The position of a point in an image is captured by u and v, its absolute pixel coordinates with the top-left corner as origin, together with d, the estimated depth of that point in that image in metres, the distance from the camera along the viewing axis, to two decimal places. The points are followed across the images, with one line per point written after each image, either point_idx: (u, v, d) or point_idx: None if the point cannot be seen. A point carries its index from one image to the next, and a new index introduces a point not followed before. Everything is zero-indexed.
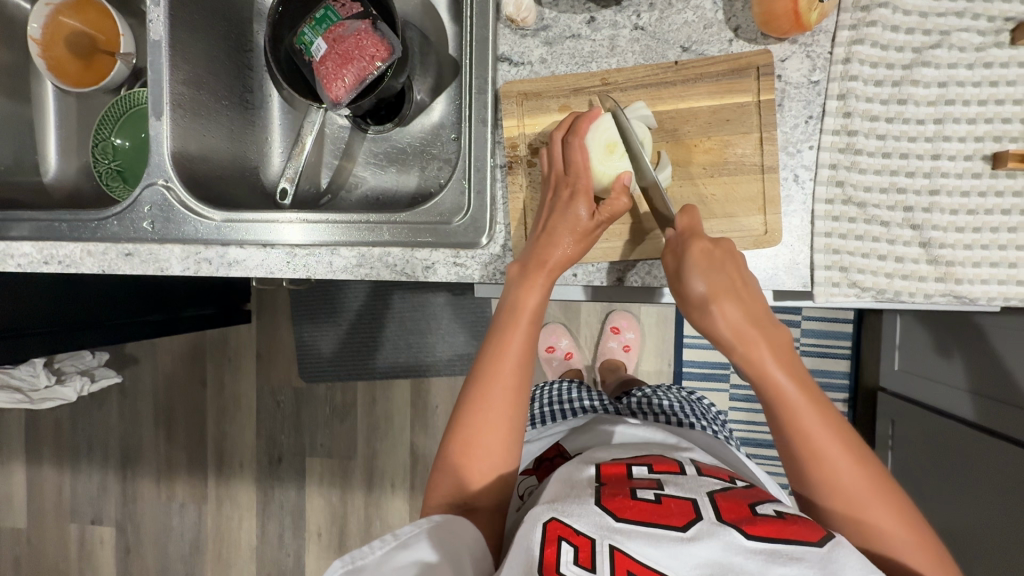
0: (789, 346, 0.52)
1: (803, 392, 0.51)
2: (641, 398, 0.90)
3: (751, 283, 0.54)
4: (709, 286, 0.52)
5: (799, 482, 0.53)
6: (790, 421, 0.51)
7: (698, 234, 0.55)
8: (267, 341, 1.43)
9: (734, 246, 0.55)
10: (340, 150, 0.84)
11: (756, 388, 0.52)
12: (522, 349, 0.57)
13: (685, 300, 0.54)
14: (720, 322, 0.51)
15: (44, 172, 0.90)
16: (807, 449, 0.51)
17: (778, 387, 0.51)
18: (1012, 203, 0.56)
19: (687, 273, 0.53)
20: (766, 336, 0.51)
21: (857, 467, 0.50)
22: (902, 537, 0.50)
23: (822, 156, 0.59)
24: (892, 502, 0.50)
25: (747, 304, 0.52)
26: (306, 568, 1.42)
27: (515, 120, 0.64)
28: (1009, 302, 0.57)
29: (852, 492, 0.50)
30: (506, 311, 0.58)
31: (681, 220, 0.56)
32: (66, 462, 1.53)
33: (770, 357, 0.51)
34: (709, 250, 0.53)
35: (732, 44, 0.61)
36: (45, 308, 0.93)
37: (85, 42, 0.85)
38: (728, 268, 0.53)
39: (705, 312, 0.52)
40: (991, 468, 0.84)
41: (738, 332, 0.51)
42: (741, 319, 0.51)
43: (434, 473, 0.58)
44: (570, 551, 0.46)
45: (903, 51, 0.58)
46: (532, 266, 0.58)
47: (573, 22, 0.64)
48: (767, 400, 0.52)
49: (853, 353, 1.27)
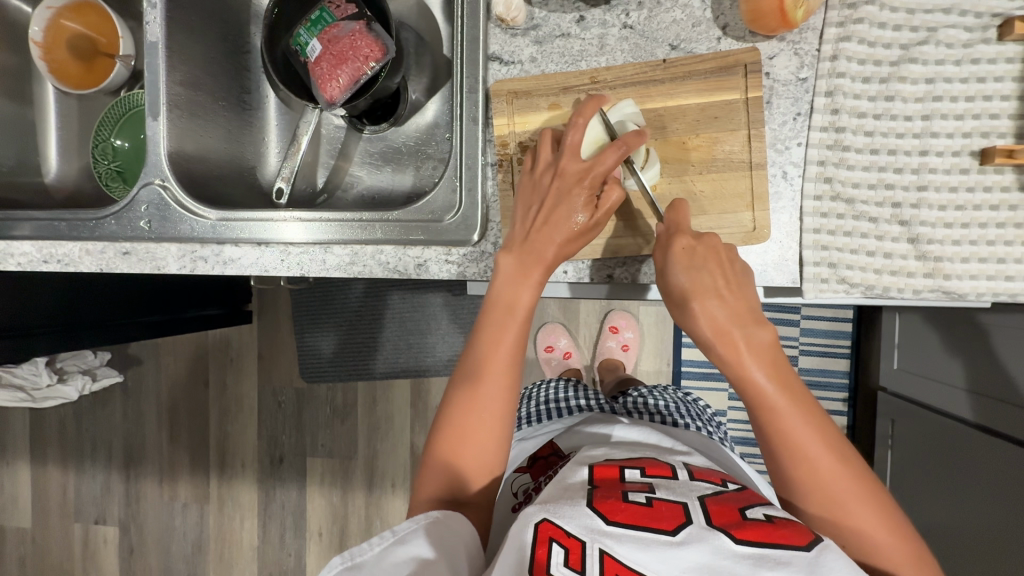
0: (773, 345, 0.52)
1: (785, 392, 0.51)
2: (636, 399, 0.90)
3: (739, 281, 0.54)
4: (691, 285, 0.53)
5: (782, 484, 0.53)
6: (771, 421, 0.51)
7: (683, 230, 0.56)
8: (268, 341, 1.44)
9: (720, 241, 0.55)
10: (336, 150, 0.85)
11: (738, 387, 0.53)
12: (511, 349, 0.58)
13: (671, 297, 0.55)
14: (700, 322, 0.52)
15: (45, 173, 0.91)
16: (788, 450, 0.51)
17: (758, 386, 0.51)
18: (1000, 199, 0.57)
19: (670, 270, 0.54)
20: (747, 336, 0.51)
21: (839, 469, 0.50)
22: (883, 539, 0.49)
23: (811, 153, 0.59)
24: (877, 505, 0.50)
25: (729, 303, 0.52)
26: (307, 568, 1.43)
27: (505, 119, 0.65)
28: (999, 298, 0.57)
29: (837, 495, 0.50)
30: (499, 308, 0.58)
31: (670, 215, 0.57)
32: (70, 462, 1.54)
33: (751, 357, 0.51)
34: (691, 246, 0.54)
35: (721, 42, 0.61)
36: (50, 308, 0.94)
37: (85, 45, 0.87)
38: (713, 265, 0.53)
39: (687, 310, 0.53)
40: (989, 466, 0.84)
41: (718, 331, 0.52)
42: (722, 318, 0.52)
43: (423, 470, 0.58)
44: (561, 552, 0.46)
45: (890, 48, 0.58)
46: (527, 259, 0.57)
47: (563, 21, 0.64)
48: (748, 399, 0.52)
49: (852, 352, 1.26)
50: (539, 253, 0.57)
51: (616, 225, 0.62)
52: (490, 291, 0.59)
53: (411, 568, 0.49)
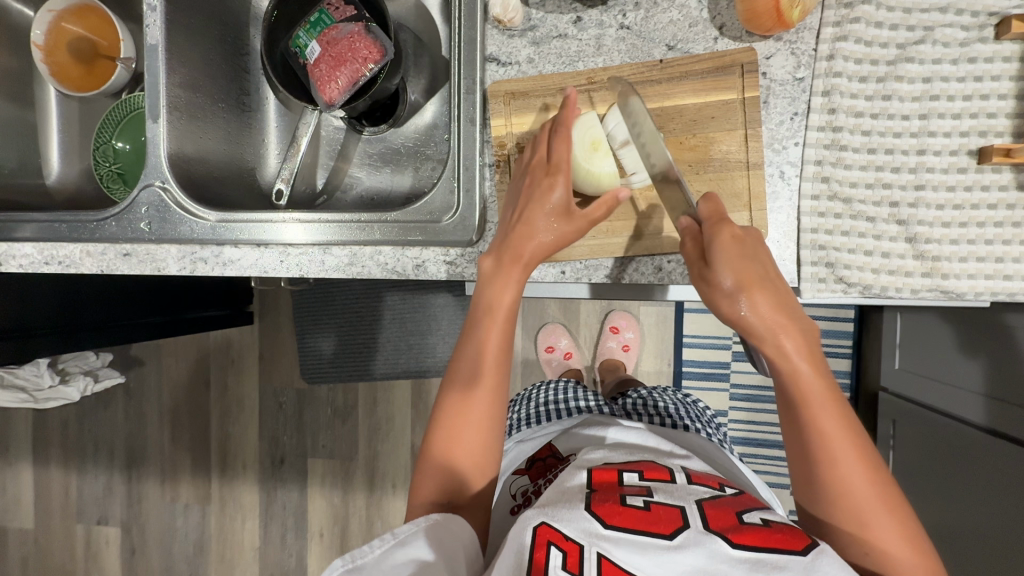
0: (816, 342, 0.53)
1: (825, 387, 0.52)
2: (636, 400, 0.89)
3: (780, 279, 0.54)
4: (737, 277, 0.52)
5: (806, 483, 0.53)
6: (808, 415, 0.52)
7: (728, 221, 0.55)
8: (269, 342, 1.45)
9: (761, 237, 0.56)
10: (335, 151, 0.85)
11: (780, 380, 0.53)
12: (498, 352, 0.58)
13: (708, 289, 0.54)
14: (749, 314, 0.51)
15: (47, 176, 0.92)
16: (821, 443, 0.51)
17: (801, 379, 0.52)
18: (998, 198, 0.57)
19: (717, 261, 0.53)
20: (796, 328, 0.51)
21: (864, 470, 0.51)
22: (899, 546, 0.49)
23: (808, 152, 0.59)
24: (897, 514, 0.50)
25: (779, 296, 0.52)
26: (308, 568, 1.43)
27: (503, 120, 0.65)
28: (997, 297, 0.57)
29: (859, 498, 0.50)
30: (482, 310, 0.59)
31: (704, 207, 0.57)
32: (73, 463, 1.55)
33: (799, 349, 0.51)
34: (740, 237, 0.54)
35: (717, 42, 0.62)
36: (53, 309, 0.94)
37: (86, 47, 0.87)
38: (758, 260, 0.53)
39: (734, 303, 0.52)
40: (989, 466, 0.84)
41: (769, 322, 0.51)
42: (769, 311, 0.51)
43: (417, 473, 0.58)
44: (559, 556, 0.46)
45: (886, 48, 0.58)
46: (506, 258, 0.58)
47: (560, 22, 0.64)
48: (788, 391, 0.52)
49: (853, 352, 1.26)
50: (519, 255, 0.58)
51: (618, 228, 0.63)
52: (475, 295, 0.60)
53: (413, 569, 0.49)
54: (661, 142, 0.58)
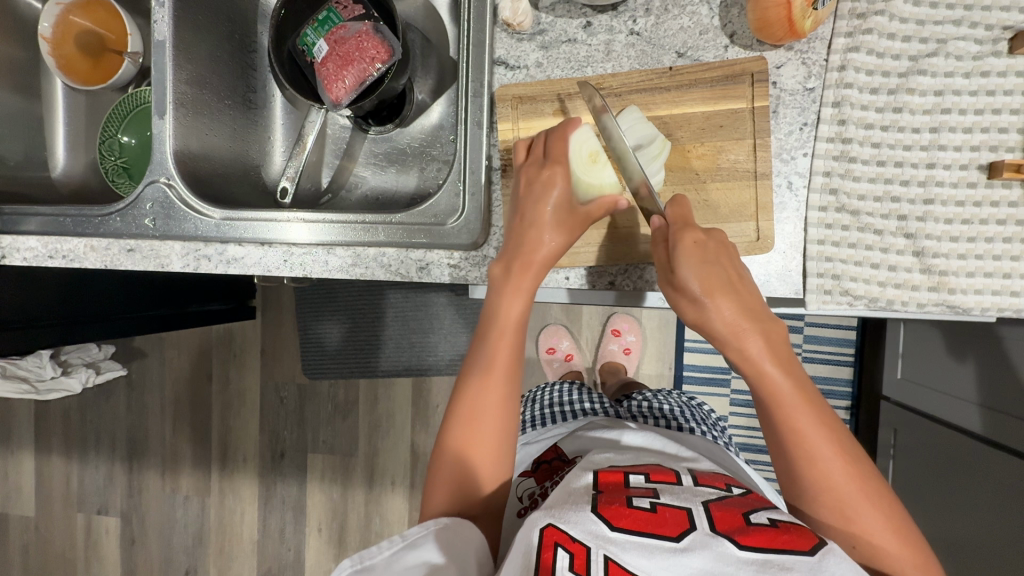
0: (785, 342, 0.53)
1: (795, 387, 0.52)
2: (641, 403, 0.88)
3: (745, 278, 0.54)
4: (702, 282, 0.52)
5: (790, 483, 0.54)
6: (781, 418, 0.52)
7: (693, 225, 0.55)
8: (272, 336, 1.45)
9: (724, 237, 0.56)
10: (340, 150, 0.84)
11: (751, 384, 0.54)
12: (510, 351, 0.59)
13: (678, 293, 0.54)
14: (714, 319, 0.52)
15: (52, 168, 0.92)
16: (798, 447, 0.52)
17: (770, 382, 0.52)
18: (1008, 214, 0.56)
19: (681, 266, 0.53)
20: (760, 329, 0.52)
21: (841, 466, 0.51)
22: (884, 535, 0.50)
23: (817, 163, 0.59)
24: (881, 505, 0.51)
25: (744, 301, 0.52)
26: (305, 564, 1.43)
27: (509, 124, 0.65)
28: (1004, 313, 0.57)
29: (844, 495, 0.51)
30: (489, 318, 0.59)
31: (671, 210, 0.57)
32: (74, 452, 1.56)
33: (764, 352, 0.52)
34: (703, 242, 0.54)
35: (728, 50, 0.61)
36: (58, 302, 0.94)
37: (92, 40, 0.87)
38: (723, 260, 0.54)
39: (703, 308, 0.53)
40: (991, 480, 0.83)
41: (732, 326, 0.52)
42: (734, 315, 0.52)
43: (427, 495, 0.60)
44: (566, 557, 0.46)
45: (899, 59, 0.58)
46: (517, 266, 0.58)
47: (570, 26, 0.64)
48: (761, 395, 0.53)
49: (856, 360, 1.25)
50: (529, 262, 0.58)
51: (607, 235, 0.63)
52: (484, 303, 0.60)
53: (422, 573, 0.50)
54: (634, 159, 0.57)
